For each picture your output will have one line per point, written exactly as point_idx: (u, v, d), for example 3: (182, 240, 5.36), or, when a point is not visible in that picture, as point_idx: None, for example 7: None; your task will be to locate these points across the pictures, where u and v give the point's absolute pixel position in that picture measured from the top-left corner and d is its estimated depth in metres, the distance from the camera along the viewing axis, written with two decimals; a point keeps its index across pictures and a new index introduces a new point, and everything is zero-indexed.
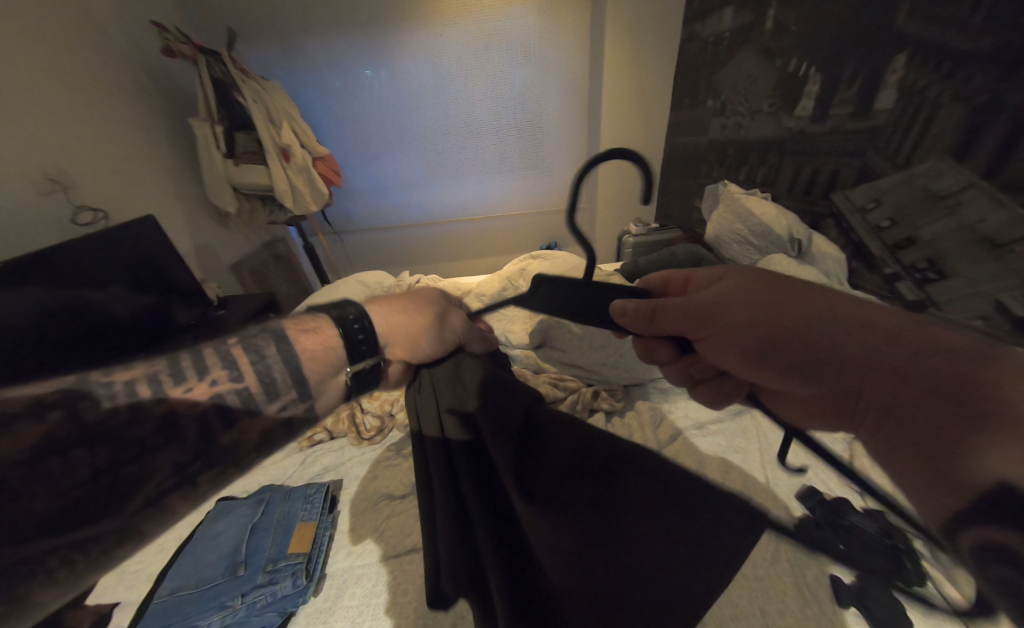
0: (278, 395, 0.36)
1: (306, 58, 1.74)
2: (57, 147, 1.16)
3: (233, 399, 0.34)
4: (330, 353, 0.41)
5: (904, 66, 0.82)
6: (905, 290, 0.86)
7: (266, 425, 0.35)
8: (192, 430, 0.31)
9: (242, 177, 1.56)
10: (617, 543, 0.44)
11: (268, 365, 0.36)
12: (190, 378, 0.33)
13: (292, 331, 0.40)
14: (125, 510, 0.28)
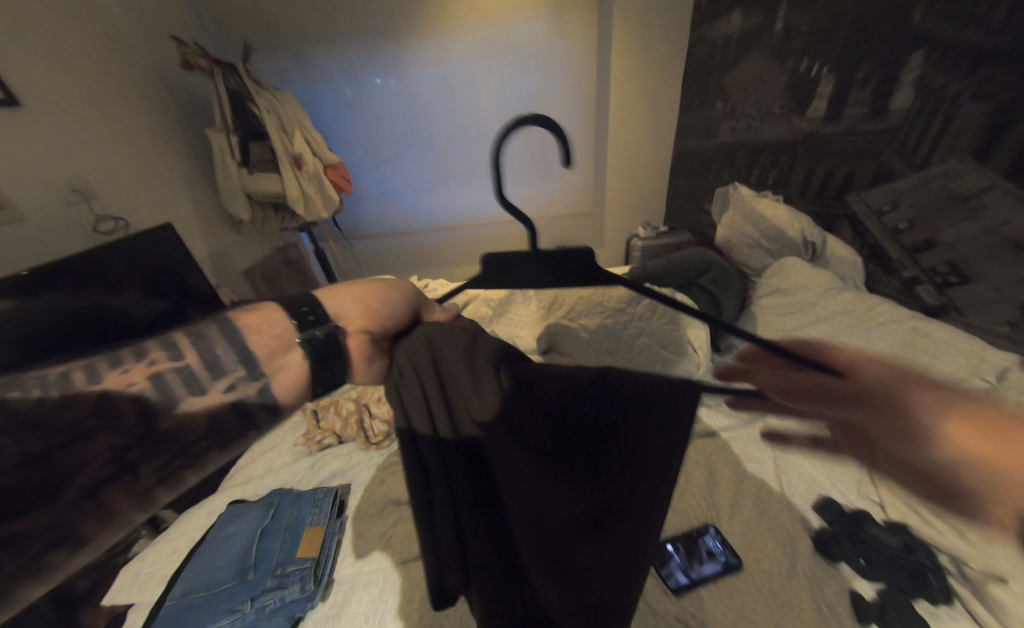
0: (224, 372, 0.32)
1: (318, 68, 1.78)
2: (80, 159, 1.21)
3: (173, 379, 0.30)
4: (275, 331, 0.35)
5: (921, 66, 0.81)
6: (925, 293, 0.85)
7: (213, 407, 0.31)
8: (131, 414, 0.28)
9: (256, 185, 1.60)
10: (626, 527, 0.46)
11: (210, 343, 0.32)
12: (128, 363, 0.29)
13: (234, 312, 0.35)
14: (60, 502, 0.26)
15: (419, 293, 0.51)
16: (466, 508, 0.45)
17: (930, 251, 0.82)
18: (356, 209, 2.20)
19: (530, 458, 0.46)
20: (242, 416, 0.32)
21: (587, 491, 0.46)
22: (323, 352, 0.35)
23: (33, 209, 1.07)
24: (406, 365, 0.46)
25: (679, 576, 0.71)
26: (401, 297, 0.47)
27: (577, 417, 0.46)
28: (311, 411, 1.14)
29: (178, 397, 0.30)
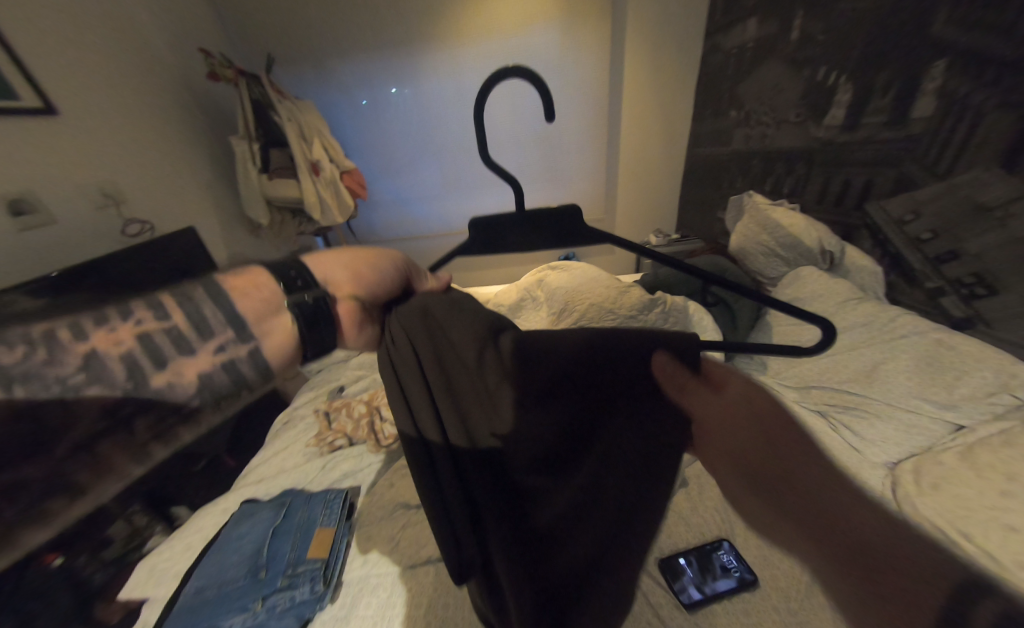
0: (214, 333, 0.30)
1: (337, 78, 1.83)
2: (112, 165, 1.26)
3: (160, 337, 0.28)
4: (262, 294, 0.34)
5: (943, 74, 0.79)
6: (951, 306, 0.83)
7: (203, 368, 0.29)
8: (119, 370, 0.26)
9: (274, 190, 1.64)
10: (633, 510, 0.47)
11: (195, 302, 0.30)
12: (107, 318, 0.27)
13: (217, 273, 0.33)
14: (54, 456, 0.24)
15: (409, 260, 0.51)
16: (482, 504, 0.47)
17: (954, 262, 0.80)
18: (370, 214, 2.24)
19: (537, 449, 0.47)
20: (238, 379, 0.31)
21: (595, 480, 0.47)
22: (315, 316, 0.34)
23: (65, 212, 1.12)
24: (406, 355, 0.47)
25: (692, 592, 0.70)
26: (389, 264, 0.47)
27: (577, 396, 0.46)
28: (323, 412, 1.16)
29: (169, 356, 0.28)
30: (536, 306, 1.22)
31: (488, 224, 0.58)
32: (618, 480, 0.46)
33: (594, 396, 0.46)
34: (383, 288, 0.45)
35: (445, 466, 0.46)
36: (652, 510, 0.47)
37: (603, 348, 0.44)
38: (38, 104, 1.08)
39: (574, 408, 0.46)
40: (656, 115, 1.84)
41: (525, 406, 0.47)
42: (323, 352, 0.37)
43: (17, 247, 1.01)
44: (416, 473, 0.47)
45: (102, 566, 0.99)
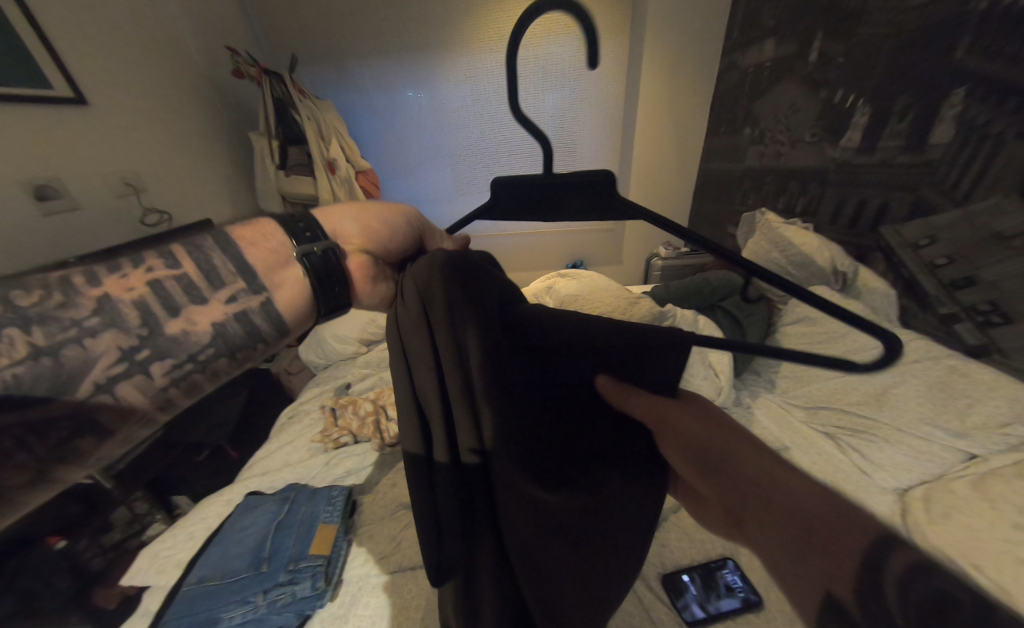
0: (223, 285, 0.33)
1: (358, 80, 1.86)
2: (133, 155, 1.28)
3: (172, 285, 0.31)
4: (275, 244, 0.36)
5: (963, 101, 0.80)
6: (965, 332, 0.83)
7: (215, 316, 0.32)
8: (132, 314, 0.30)
9: (291, 187, 1.66)
10: (616, 512, 0.50)
11: (207, 253, 0.33)
12: (124, 269, 0.30)
13: (231, 226, 0.36)
14: (78, 393, 0.28)
15: (426, 220, 0.47)
16: (477, 515, 0.47)
17: (969, 289, 0.80)
18: None
19: (526, 466, 0.46)
20: (244, 329, 0.34)
21: (576, 483, 0.49)
22: (323, 271, 0.35)
23: (89, 200, 1.14)
24: (411, 318, 0.42)
25: (697, 610, 0.69)
26: (404, 220, 0.44)
27: (567, 402, 0.47)
28: (329, 409, 1.15)
29: (180, 305, 0.32)
30: None
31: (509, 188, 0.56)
32: (597, 479, 0.49)
33: (581, 401, 0.47)
34: (394, 245, 0.43)
35: (449, 481, 0.44)
36: (638, 515, 0.50)
37: (585, 357, 0.43)
38: (69, 95, 1.11)
39: (566, 417, 0.47)
40: (670, 129, 1.86)
41: (516, 416, 0.45)
42: (335, 309, 0.38)
43: (42, 233, 1.03)
44: (412, 486, 0.45)
45: (101, 550, 0.99)
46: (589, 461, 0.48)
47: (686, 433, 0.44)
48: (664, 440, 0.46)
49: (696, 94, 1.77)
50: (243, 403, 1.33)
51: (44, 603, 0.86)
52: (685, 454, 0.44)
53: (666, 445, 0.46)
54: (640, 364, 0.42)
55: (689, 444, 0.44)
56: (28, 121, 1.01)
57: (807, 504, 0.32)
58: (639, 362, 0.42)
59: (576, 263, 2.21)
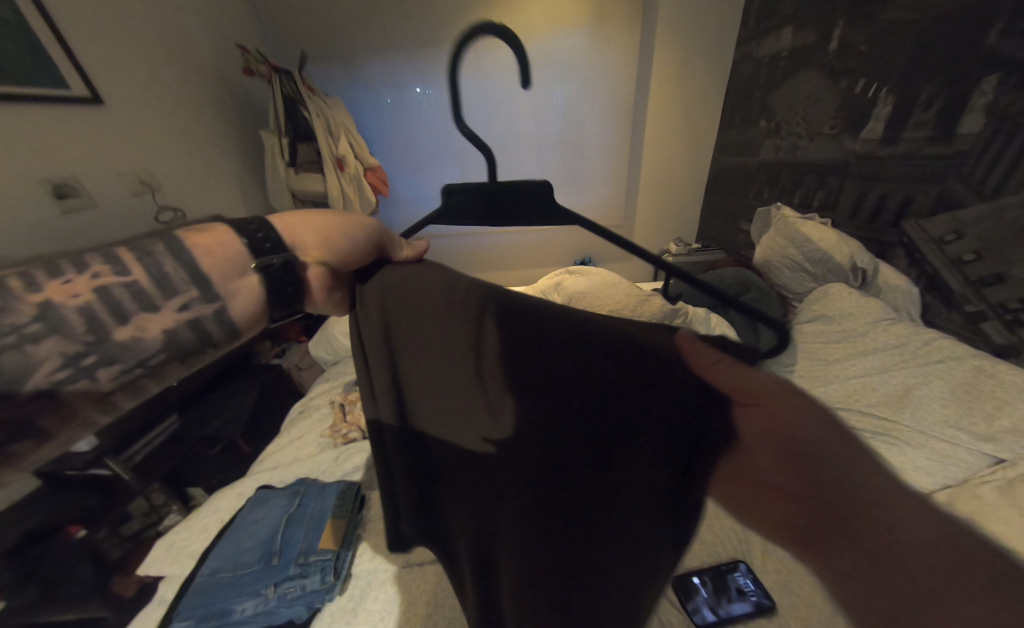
0: (175, 293, 0.31)
1: (366, 77, 1.87)
2: (148, 154, 1.30)
3: (122, 291, 0.30)
4: (229, 251, 0.34)
5: (994, 89, 0.76)
6: (993, 332, 0.80)
7: (167, 322, 0.31)
8: (78, 320, 0.28)
9: (300, 183, 1.70)
10: (611, 528, 0.44)
11: (158, 259, 0.31)
12: (66, 272, 0.28)
13: (185, 229, 0.34)
14: (16, 401, 0.27)
15: (385, 227, 0.48)
16: (436, 475, 0.54)
17: (999, 286, 0.77)
18: (391, 212, 2.25)
19: (500, 461, 0.49)
20: (195, 333, 0.32)
21: (568, 480, 0.46)
22: (281, 282, 0.35)
23: (105, 197, 1.17)
24: (375, 327, 0.49)
25: (705, 614, 0.73)
26: (363, 230, 0.45)
27: (568, 395, 0.46)
28: (339, 405, 1.17)
29: (129, 312, 0.30)
30: None
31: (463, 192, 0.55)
32: (592, 481, 0.45)
33: (579, 410, 0.45)
34: (355, 257, 0.44)
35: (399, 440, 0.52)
36: (633, 556, 0.44)
37: (582, 358, 0.44)
38: (86, 94, 1.12)
39: (558, 410, 0.46)
40: (681, 124, 1.82)
41: (526, 402, 0.48)
42: (291, 314, 0.38)
43: (60, 231, 1.06)
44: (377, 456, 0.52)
45: (120, 541, 1.02)
46: (585, 480, 0.45)
47: (767, 429, 0.34)
48: (672, 451, 0.41)
49: (711, 86, 1.73)
50: (254, 398, 1.36)
51: (66, 591, 0.88)
52: (757, 438, 0.34)
53: (735, 423, 0.36)
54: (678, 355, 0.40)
55: (765, 438, 0.34)
56: (46, 120, 1.03)
57: (930, 539, 0.26)
58: (663, 367, 0.41)
59: (585, 259, 2.19)
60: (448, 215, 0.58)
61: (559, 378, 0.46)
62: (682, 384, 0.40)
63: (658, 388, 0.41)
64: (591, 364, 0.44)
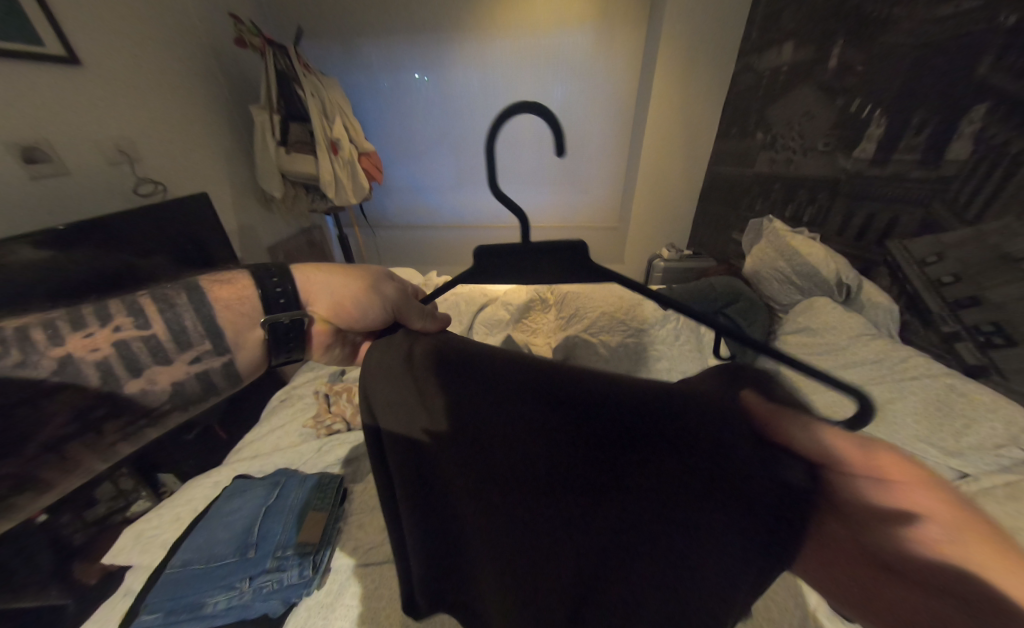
0: (190, 346, 0.43)
1: (365, 59, 1.81)
2: (127, 122, 1.24)
3: (139, 346, 0.41)
4: (245, 304, 0.46)
5: (983, 118, 0.78)
6: (965, 352, 0.83)
7: (177, 374, 0.42)
8: (94, 380, 0.39)
9: (291, 165, 1.63)
10: (646, 534, 0.41)
11: (177, 315, 0.43)
12: (93, 327, 0.40)
13: (209, 284, 0.45)
14: (24, 452, 0.36)
15: (405, 295, 0.52)
16: (443, 495, 0.51)
17: (974, 308, 0.80)
18: (384, 200, 2.20)
19: (524, 521, 0.47)
20: (198, 379, 0.44)
21: (584, 497, 0.43)
22: (279, 335, 0.45)
23: (80, 166, 1.12)
24: (380, 377, 0.50)
25: None
26: (384, 298, 0.51)
27: (571, 420, 0.42)
28: (323, 395, 1.14)
29: (142, 366, 0.41)
30: (547, 307, 1.19)
31: (493, 253, 0.53)
32: (607, 496, 0.42)
33: (613, 474, 0.41)
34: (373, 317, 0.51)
35: (402, 457, 0.50)
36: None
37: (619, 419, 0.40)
38: (62, 54, 1.06)
39: (547, 432, 0.43)
40: (680, 130, 1.83)
41: (516, 420, 0.44)
42: (289, 360, 0.48)
43: (28, 198, 1.00)
44: (378, 477, 0.50)
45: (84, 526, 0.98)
46: (605, 495, 0.42)
47: (854, 509, 0.34)
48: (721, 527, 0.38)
49: (711, 94, 1.74)
50: None
51: (21, 577, 0.84)
52: (860, 508, 0.34)
53: (840, 490, 0.34)
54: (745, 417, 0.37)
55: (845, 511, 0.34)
56: (14, 80, 0.97)
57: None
58: (718, 440, 0.37)
59: None
60: (493, 278, 0.55)
61: (555, 406, 0.42)
62: (751, 452, 0.36)
63: (713, 461, 0.37)
64: (580, 392, 0.41)
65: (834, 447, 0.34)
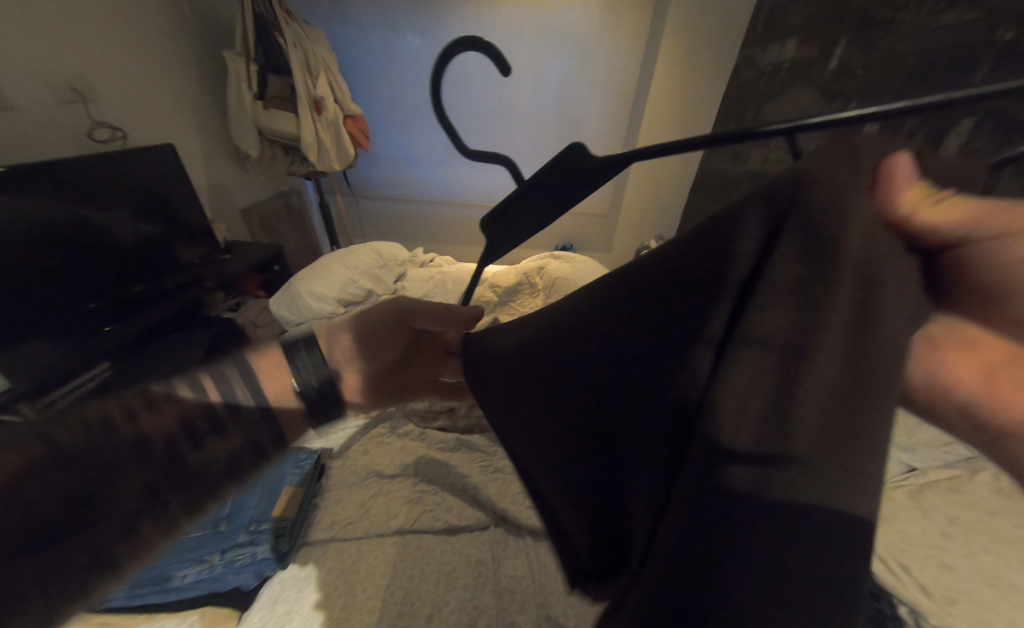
0: (243, 405, 0.46)
1: (353, 13, 1.67)
2: (78, 57, 1.12)
3: (202, 414, 0.43)
4: (279, 371, 0.50)
5: (970, 133, 0.81)
6: None
7: (233, 445, 0.44)
8: (161, 447, 0.40)
9: (269, 122, 1.53)
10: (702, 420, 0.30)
11: (231, 388, 0.45)
12: (165, 402, 0.42)
13: (250, 353, 0.50)
14: (94, 537, 0.35)
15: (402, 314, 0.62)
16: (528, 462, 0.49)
17: None
18: (370, 167, 2.09)
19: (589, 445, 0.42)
20: (246, 439, 0.45)
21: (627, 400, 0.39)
22: (314, 396, 0.49)
23: (23, 100, 1.02)
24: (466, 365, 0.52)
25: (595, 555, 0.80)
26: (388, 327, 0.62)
27: (594, 326, 0.42)
28: None
29: (202, 435, 0.42)
30: (536, 292, 1.20)
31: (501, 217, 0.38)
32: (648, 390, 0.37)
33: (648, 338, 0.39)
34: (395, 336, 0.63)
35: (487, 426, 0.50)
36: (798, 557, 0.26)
37: (652, 273, 0.39)
38: None
39: (571, 346, 0.43)
40: (676, 120, 1.83)
41: (541, 343, 0.46)
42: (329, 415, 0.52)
43: None
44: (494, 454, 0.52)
45: None
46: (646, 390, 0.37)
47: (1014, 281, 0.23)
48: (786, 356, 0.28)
49: (708, 87, 1.74)
50: (202, 355, 1.32)
51: None
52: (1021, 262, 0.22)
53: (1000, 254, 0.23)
54: (793, 214, 0.30)
55: (971, 287, 0.26)
56: None
57: None
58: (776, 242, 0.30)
59: (568, 244, 2.19)
60: (512, 241, 0.40)
61: (578, 322, 0.43)
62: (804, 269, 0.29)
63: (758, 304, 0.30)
64: (591, 301, 0.43)
65: (969, 215, 0.25)
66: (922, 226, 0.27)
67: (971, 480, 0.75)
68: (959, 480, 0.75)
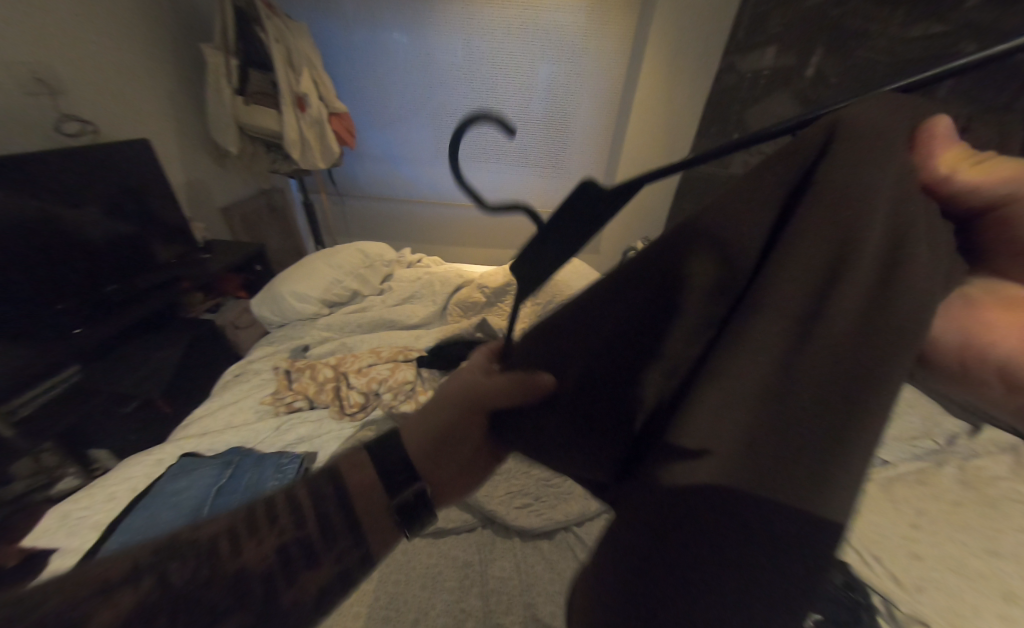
0: (339, 539, 0.35)
1: (337, 8, 1.64)
2: (45, 47, 1.07)
3: (297, 547, 0.33)
4: (365, 485, 0.36)
5: None
6: None
7: (322, 579, 0.33)
8: (258, 590, 0.31)
9: (250, 119, 1.49)
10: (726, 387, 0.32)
11: (326, 509, 0.35)
12: (262, 532, 0.33)
13: (338, 459, 0.37)
14: None
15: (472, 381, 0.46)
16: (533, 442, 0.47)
17: None
18: (355, 166, 2.06)
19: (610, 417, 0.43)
20: (339, 571, 0.34)
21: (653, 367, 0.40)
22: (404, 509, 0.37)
23: None
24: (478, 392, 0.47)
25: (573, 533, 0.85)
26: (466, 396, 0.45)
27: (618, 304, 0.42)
28: (283, 372, 1.11)
29: (296, 569, 0.33)
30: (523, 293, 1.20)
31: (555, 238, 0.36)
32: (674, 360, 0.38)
33: (667, 320, 0.39)
34: (464, 423, 0.44)
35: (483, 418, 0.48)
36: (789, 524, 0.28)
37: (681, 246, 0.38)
38: None
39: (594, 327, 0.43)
40: (661, 124, 1.85)
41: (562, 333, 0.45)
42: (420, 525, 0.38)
43: None
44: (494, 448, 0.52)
45: None
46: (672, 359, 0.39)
47: None
48: (792, 344, 0.30)
49: (692, 92, 1.77)
50: (179, 358, 1.28)
51: None
52: None
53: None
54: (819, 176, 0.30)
55: (1011, 242, 0.27)
56: None
57: None
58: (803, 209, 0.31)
59: None
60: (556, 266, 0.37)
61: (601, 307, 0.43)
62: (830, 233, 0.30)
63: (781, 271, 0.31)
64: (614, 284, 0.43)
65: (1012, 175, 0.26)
66: (962, 184, 0.28)
67: (937, 473, 0.78)
68: (926, 473, 0.79)
